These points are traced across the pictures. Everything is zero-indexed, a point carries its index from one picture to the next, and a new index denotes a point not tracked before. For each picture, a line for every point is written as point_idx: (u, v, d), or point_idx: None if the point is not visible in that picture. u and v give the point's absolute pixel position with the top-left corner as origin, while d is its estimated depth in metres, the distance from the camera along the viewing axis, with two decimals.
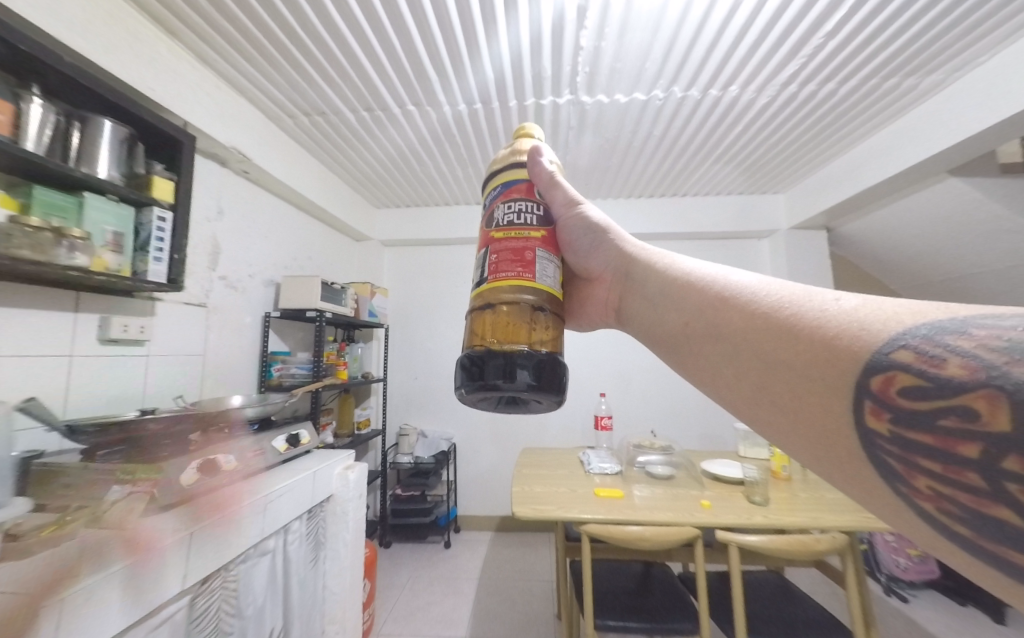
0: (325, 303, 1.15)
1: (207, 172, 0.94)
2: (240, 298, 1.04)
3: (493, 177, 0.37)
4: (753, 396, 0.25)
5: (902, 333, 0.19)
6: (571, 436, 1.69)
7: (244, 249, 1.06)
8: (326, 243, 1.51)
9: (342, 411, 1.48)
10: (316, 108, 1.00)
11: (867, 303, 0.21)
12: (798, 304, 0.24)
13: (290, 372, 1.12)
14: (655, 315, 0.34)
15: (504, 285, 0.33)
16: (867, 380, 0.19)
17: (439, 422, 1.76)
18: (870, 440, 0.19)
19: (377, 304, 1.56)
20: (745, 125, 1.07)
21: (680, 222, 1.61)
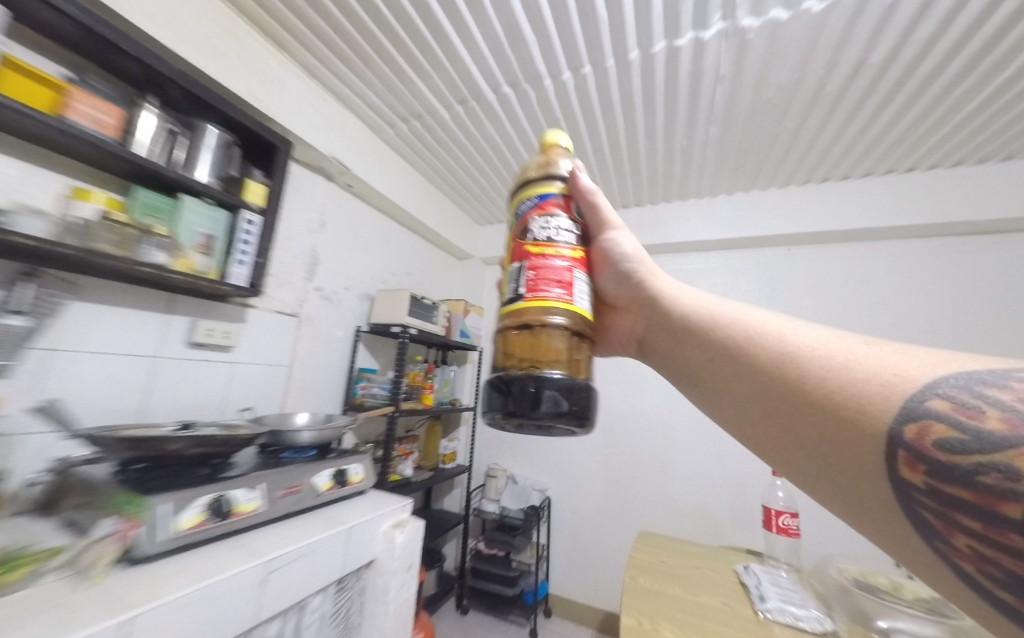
0: (410, 318, 1.30)
1: (316, 191, 1.20)
2: (334, 309, 1.26)
3: (526, 190, 0.44)
4: (787, 429, 0.36)
5: (928, 389, 0.30)
6: (695, 496, 1.43)
7: (345, 260, 1.31)
8: (425, 271, 1.77)
9: (428, 442, 1.61)
10: (414, 111, 1.20)
11: (886, 359, 0.34)
12: (834, 357, 0.36)
13: (372, 392, 1.29)
14: (685, 347, 0.49)
15: (543, 305, 0.37)
16: (903, 428, 0.29)
17: (533, 470, 1.73)
18: (905, 484, 0.29)
19: (468, 322, 1.69)
20: (983, 29, 0.80)
21: (866, 219, 1.31)
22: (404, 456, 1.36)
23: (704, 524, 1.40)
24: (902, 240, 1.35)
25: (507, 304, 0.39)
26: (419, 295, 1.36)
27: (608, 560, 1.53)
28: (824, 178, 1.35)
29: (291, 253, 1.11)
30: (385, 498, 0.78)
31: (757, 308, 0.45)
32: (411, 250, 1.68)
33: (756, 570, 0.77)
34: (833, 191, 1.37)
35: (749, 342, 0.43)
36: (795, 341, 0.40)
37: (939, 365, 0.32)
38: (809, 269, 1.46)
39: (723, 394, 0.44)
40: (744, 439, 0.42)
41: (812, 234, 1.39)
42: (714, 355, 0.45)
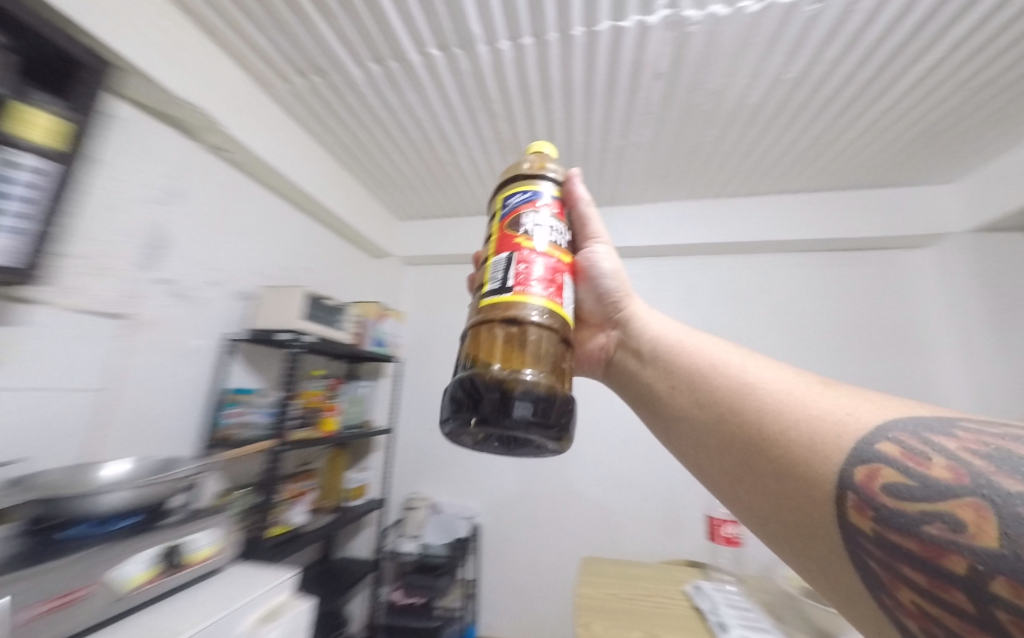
0: (305, 321, 1.10)
1: (167, 146, 0.98)
2: (188, 308, 1.01)
3: (512, 187, 0.46)
4: (749, 462, 0.37)
5: (883, 434, 0.31)
6: (609, 498, 1.49)
7: (211, 246, 1.08)
8: (324, 263, 1.57)
9: (331, 478, 1.47)
10: (317, 66, 1.05)
11: (842, 403, 0.35)
12: (794, 395, 0.37)
13: (247, 419, 1.07)
14: (654, 376, 0.50)
15: (524, 301, 0.36)
16: (856, 470, 0.30)
17: (460, 496, 1.64)
18: (853, 532, 0.29)
19: (385, 328, 1.51)
20: (871, 60, 0.93)
21: (774, 229, 1.50)
22: (295, 498, 1.18)
23: (628, 522, 1.46)
24: (795, 252, 1.55)
25: (490, 295, 0.38)
26: (318, 293, 1.17)
27: (532, 575, 1.50)
28: (732, 193, 1.53)
29: (115, 228, 0.85)
30: (242, 582, 0.68)
31: (725, 342, 0.48)
32: (305, 242, 1.47)
33: (706, 587, 0.84)
34: (739, 209, 1.56)
35: (714, 373, 0.44)
36: (757, 374, 0.41)
37: (891, 412, 0.32)
38: (729, 276, 1.61)
39: (683, 421, 0.44)
40: (701, 468, 0.43)
41: (722, 245, 1.56)
42: (678, 382, 0.47)
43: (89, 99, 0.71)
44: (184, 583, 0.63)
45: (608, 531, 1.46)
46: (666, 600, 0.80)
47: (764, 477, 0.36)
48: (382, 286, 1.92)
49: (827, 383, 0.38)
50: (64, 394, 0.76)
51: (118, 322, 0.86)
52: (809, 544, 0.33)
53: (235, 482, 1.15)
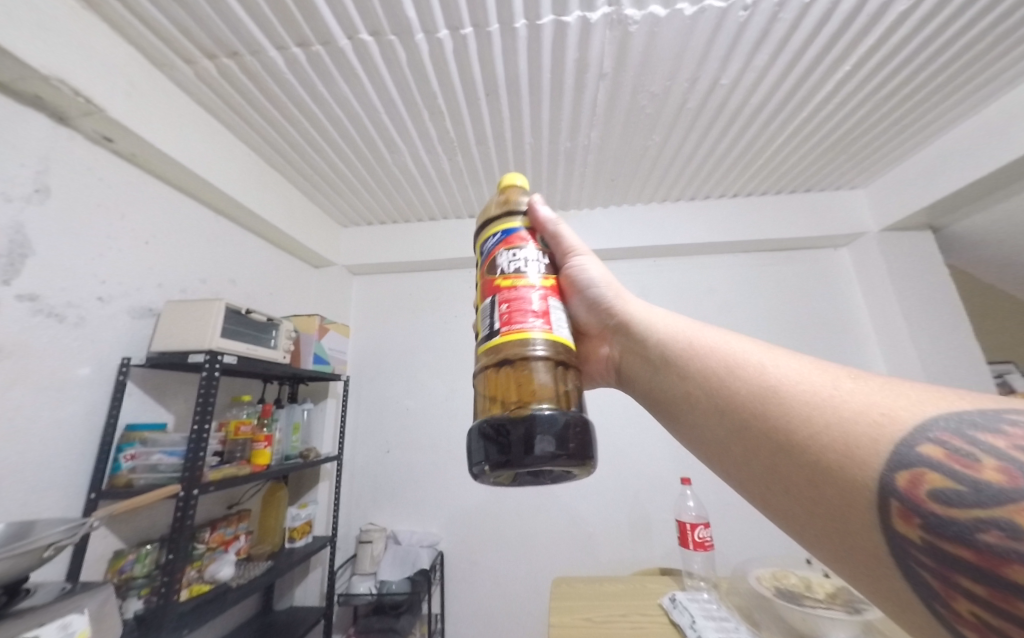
0: (226, 341, 0.91)
1: (31, 132, 0.77)
2: (68, 329, 0.80)
3: (492, 225, 0.43)
4: (772, 472, 0.34)
5: (924, 432, 0.28)
6: (579, 505, 1.46)
7: (102, 255, 0.87)
8: (255, 274, 1.37)
9: (267, 517, 1.26)
10: (229, 48, 0.89)
11: (870, 400, 0.32)
12: (815, 395, 0.34)
13: (151, 462, 0.85)
14: (665, 385, 0.46)
15: (516, 339, 0.35)
16: (897, 476, 0.27)
17: (421, 521, 1.50)
18: (901, 541, 0.27)
19: (327, 344, 1.34)
20: (787, 70, 1.02)
21: (713, 231, 1.60)
22: (222, 547, 0.99)
23: (599, 531, 1.42)
24: (732, 255, 1.68)
25: (484, 342, 0.37)
26: (241, 307, 0.98)
27: (503, 601, 1.39)
28: (680, 196, 1.62)
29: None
30: None
31: (735, 339, 0.44)
32: (230, 249, 1.26)
33: (680, 596, 0.80)
34: (688, 211, 1.64)
35: (728, 377, 0.41)
36: (776, 373, 0.38)
37: (929, 409, 0.29)
38: (679, 276, 1.69)
39: (701, 429, 0.42)
40: (727, 477, 0.40)
41: (671, 247, 1.63)
42: (692, 388, 0.43)
43: None
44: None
45: (580, 544, 1.41)
46: (642, 619, 0.77)
47: (795, 486, 0.33)
48: (327, 298, 1.73)
49: (856, 376, 0.35)
50: None
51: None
52: (855, 556, 0.30)
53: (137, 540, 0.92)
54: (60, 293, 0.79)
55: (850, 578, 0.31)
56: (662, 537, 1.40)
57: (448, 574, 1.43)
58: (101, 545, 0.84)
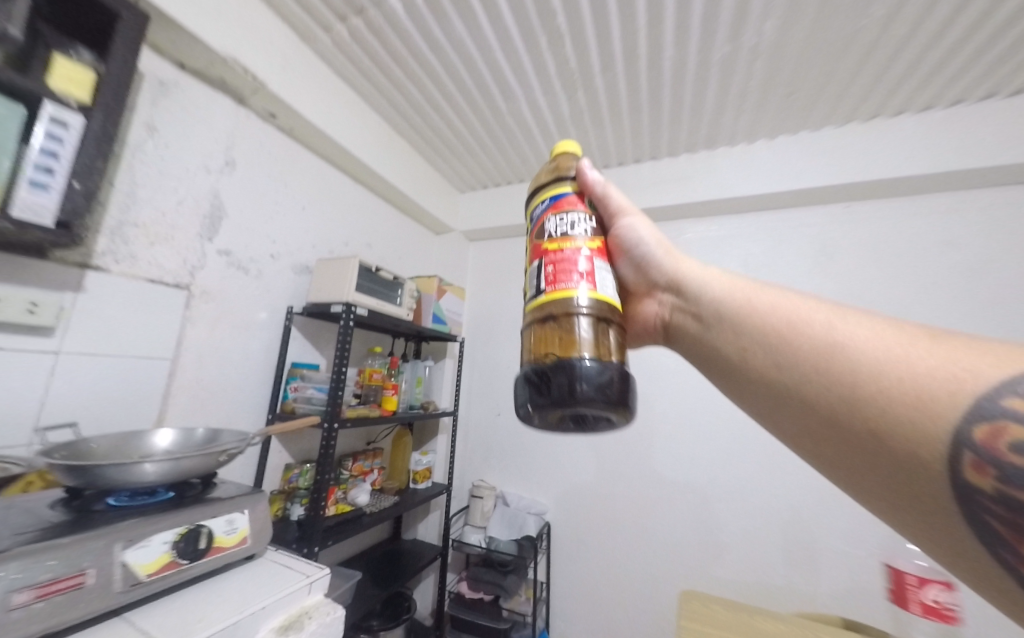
0: (360, 295, 1.10)
1: (225, 116, 0.99)
2: (253, 278, 1.05)
3: (546, 190, 0.51)
4: (829, 424, 0.36)
5: (1009, 388, 0.28)
6: (696, 475, 1.41)
7: (272, 221, 1.11)
8: (384, 238, 1.58)
9: (396, 459, 1.56)
10: (356, 5, 0.99)
11: (947, 362, 0.32)
12: (883, 353, 0.35)
13: (306, 395, 1.08)
14: (718, 344, 0.47)
15: (559, 297, 0.43)
16: (975, 429, 0.28)
17: (529, 489, 1.65)
18: (971, 491, 0.27)
19: (443, 305, 1.52)
20: None
21: (913, 164, 1.22)
22: (360, 477, 1.25)
23: (721, 515, 1.35)
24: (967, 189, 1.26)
25: (531, 300, 0.46)
26: (372, 265, 1.16)
27: (613, 558, 1.46)
28: (870, 114, 1.28)
29: (174, 197, 0.88)
30: (273, 575, 0.62)
31: (795, 298, 0.44)
32: (362, 216, 1.47)
33: None
34: (891, 146, 1.26)
35: (786, 335, 0.41)
36: (844, 329, 0.38)
37: (1014, 367, 0.29)
38: (876, 226, 1.35)
39: (759, 382, 0.43)
40: (778, 433, 0.42)
41: (875, 185, 1.28)
42: (748, 343, 0.44)
43: (125, 45, 0.68)
44: (210, 571, 0.58)
45: (705, 519, 1.36)
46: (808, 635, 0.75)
47: (854, 437, 0.34)
48: (443, 264, 1.93)
49: (935, 335, 0.34)
50: (138, 363, 0.81)
51: (184, 293, 0.89)
52: (917, 510, 0.31)
53: (302, 456, 1.21)
54: (248, 252, 1.04)
55: (908, 529, 0.33)
56: (806, 537, 1.23)
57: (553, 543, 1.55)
58: (277, 457, 1.13)
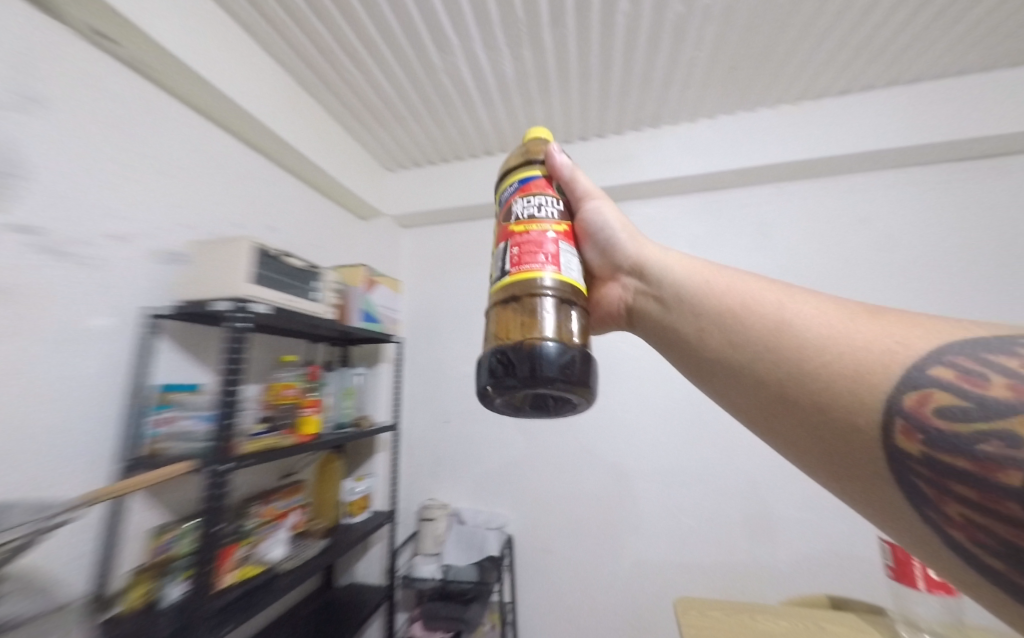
0: (257, 287, 0.92)
1: (92, 61, 0.87)
2: (122, 258, 0.88)
3: (515, 174, 0.50)
4: (778, 399, 0.37)
5: (941, 359, 0.30)
6: (647, 462, 1.47)
7: (160, 195, 0.97)
8: (304, 225, 1.51)
9: (324, 491, 1.39)
10: None
11: (884, 336, 0.34)
12: (828, 329, 0.36)
13: (182, 426, 0.91)
14: (679, 325, 0.48)
15: (525, 276, 0.43)
16: (909, 398, 0.29)
17: (488, 502, 1.59)
18: (909, 458, 0.29)
19: (372, 300, 1.45)
20: None
21: (835, 142, 1.36)
22: (275, 522, 1.08)
23: (680, 501, 1.42)
24: (881, 169, 1.43)
25: (497, 281, 0.45)
26: (273, 249, 1.01)
27: (565, 544, 1.48)
28: (778, 98, 1.39)
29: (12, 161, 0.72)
30: None
31: (751, 278, 0.46)
32: (276, 203, 1.37)
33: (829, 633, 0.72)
34: (814, 131, 1.38)
35: (742, 314, 0.43)
36: (794, 309, 0.40)
37: (940, 338, 0.31)
38: (818, 204, 1.47)
39: (714, 361, 0.44)
40: (734, 410, 0.43)
41: (814, 161, 1.38)
42: (706, 324, 0.45)
43: None
44: None
45: (666, 502, 1.43)
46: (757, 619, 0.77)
47: (801, 410, 0.35)
48: (375, 254, 1.84)
49: (875, 312, 0.36)
50: None
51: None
52: (858, 478, 0.33)
53: (184, 511, 0.98)
54: (116, 225, 0.88)
55: (850, 496, 0.35)
56: (754, 503, 1.35)
57: (517, 560, 1.51)
58: (142, 520, 0.89)
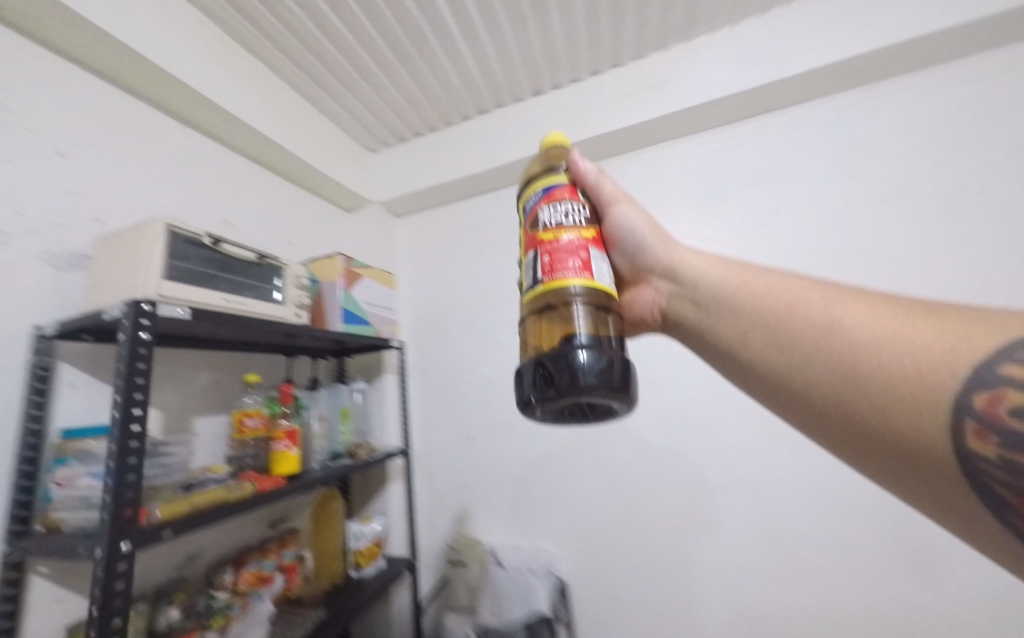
0: (176, 286, 0.72)
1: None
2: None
3: (539, 182, 0.48)
4: (832, 402, 0.36)
5: (1016, 353, 0.27)
6: (747, 467, 1.25)
7: (73, 179, 0.84)
8: (290, 218, 1.45)
9: (324, 540, 1.33)
10: None
11: (943, 335, 0.32)
12: (881, 331, 0.35)
13: (76, 487, 0.68)
14: (716, 330, 0.47)
15: (558, 284, 0.41)
16: (978, 400, 0.27)
17: (529, 540, 1.46)
18: (977, 459, 0.27)
19: (356, 294, 1.24)
20: None
21: (902, 25, 1.11)
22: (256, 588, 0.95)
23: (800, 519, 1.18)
24: (965, 59, 1.20)
25: (527, 292, 0.43)
26: (202, 236, 0.81)
27: (630, 545, 1.34)
28: None
29: None
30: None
31: (793, 278, 0.45)
32: (239, 189, 1.27)
33: None
34: (869, 16, 1.15)
35: (786, 315, 0.41)
36: (843, 309, 0.38)
37: (1005, 334, 0.29)
38: (903, 108, 1.22)
39: (764, 367, 0.42)
40: (783, 416, 0.42)
41: (890, 55, 1.15)
42: (747, 327, 0.44)
43: None
44: None
45: (729, 505, 1.25)
46: None
47: (858, 413, 0.34)
48: (367, 248, 1.74)
49: (928, 311, 0.35)
50: None
51: None
52: (929, 485, 0.31)
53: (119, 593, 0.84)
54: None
55: (923, 504, 0.33)
56: (842, 499, 1.15)
57: (574, 614, 1.36)
58: (54, 616, 0.73)
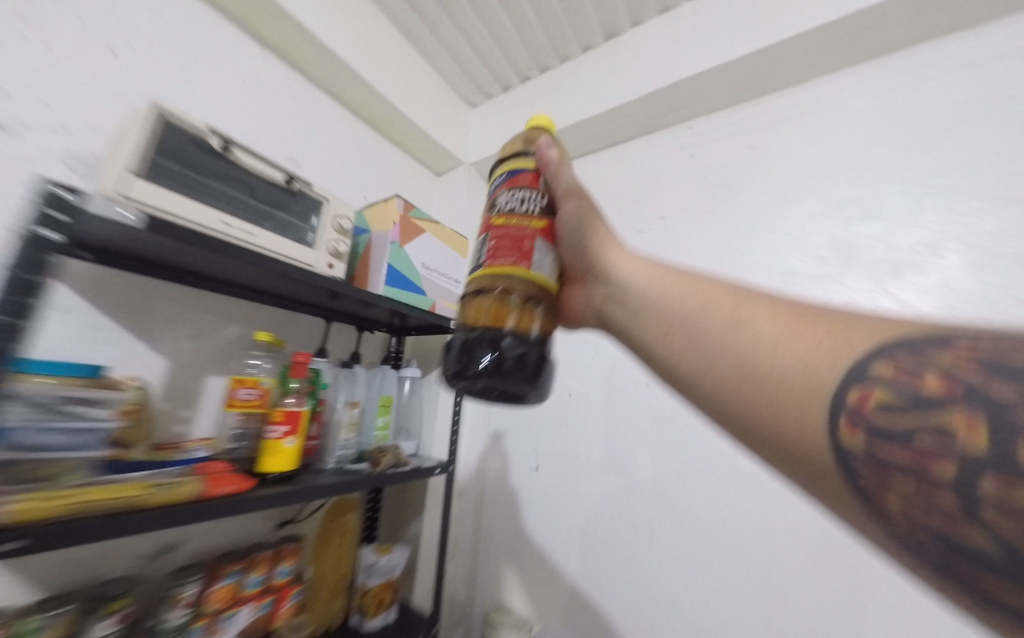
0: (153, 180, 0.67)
1: None
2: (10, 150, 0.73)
3: (505, 167, 0.55)
4: (734, 396, 0.39)
5: (891, 352, 0.29)
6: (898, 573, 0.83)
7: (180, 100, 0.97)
8: (378, 175, 1.53)
9: (326, 559, 1.17)
10: None
11: (834, 338, 0.34)
12: (782, 333, 0.37)
13: None
14: (643, 327, 0.50)
15: (496, 267, 0.45)
16: (854, 395, 0.29)
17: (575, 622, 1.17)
18: (851, 451, 0.29)
19: (406, 251, 1.16)
20: None
21: None
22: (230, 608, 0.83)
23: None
24: None
25: (474, 272, 0.48)
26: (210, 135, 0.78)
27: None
28: None
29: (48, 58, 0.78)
30: None
31: (713, 281, 0.48)
32: (322, 133, 1.32)
33: None
34: None
35: (704, 314, 0.44)
36: (748, 314, 0.41)
37: (880, 337, 0.31)
38: None
39: (676, 362, 0.45)
40: (693, 407, 0.44)
41: None
42: (669, 326, 0.47)
43: None
44: None
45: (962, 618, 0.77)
46: None
47: (754, 404, 0.37)
48: (448, 211, 1.77)
49: (813, 317, 0.37)
50: None
51: None
52: (805, 475, 0.33)
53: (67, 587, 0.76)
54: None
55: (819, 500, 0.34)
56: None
57: None
58: None
